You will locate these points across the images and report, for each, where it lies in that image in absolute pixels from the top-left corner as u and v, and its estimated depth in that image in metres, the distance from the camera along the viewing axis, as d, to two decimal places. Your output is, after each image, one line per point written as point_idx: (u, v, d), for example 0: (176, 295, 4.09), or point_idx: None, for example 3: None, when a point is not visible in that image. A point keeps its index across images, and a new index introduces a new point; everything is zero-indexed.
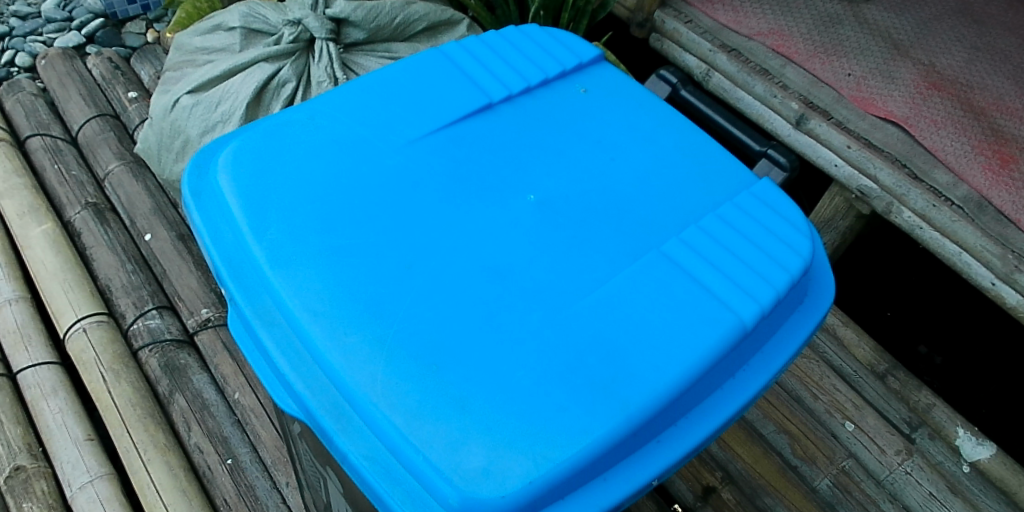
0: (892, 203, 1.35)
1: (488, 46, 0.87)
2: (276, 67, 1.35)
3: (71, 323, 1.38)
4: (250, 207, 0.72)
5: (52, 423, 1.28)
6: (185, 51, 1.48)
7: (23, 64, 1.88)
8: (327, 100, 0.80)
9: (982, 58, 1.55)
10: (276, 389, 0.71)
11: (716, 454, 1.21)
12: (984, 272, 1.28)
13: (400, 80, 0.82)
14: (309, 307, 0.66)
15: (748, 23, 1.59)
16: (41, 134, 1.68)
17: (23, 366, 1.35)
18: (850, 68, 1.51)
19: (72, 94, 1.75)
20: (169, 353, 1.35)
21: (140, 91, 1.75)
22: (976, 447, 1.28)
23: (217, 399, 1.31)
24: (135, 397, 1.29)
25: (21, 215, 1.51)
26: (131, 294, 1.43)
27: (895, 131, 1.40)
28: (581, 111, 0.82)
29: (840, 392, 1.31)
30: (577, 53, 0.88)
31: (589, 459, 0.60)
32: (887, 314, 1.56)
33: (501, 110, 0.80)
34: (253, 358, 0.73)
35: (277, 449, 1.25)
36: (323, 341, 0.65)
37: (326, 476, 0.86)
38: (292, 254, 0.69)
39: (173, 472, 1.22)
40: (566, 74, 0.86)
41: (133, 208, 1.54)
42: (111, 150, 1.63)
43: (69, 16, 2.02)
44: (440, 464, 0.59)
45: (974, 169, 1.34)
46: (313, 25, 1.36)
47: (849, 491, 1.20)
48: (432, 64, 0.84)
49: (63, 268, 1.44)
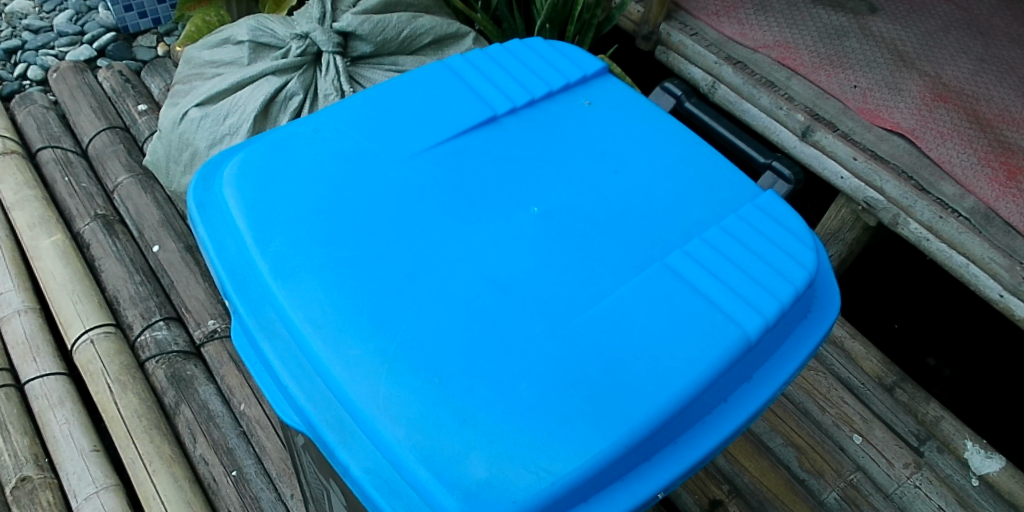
0: (898, 214, 1.35)
1: (492, 60, 0.88)
2: (284, 80, 1.36)
3: (79, 334, 1.38)
4: (255, 220, 0.72)
5: (59, 434, 1.29)
6: (194, 64, 1.50)
7: (35, 77, 1.91)
8: (332, 112, 0.80)
9: (988, 70, 1.55)
10: (278, 401, 0.71)
11: (723, 467, 1.20)
12: (992, 284, 1.27)
13: (404, 94, 0.83)
14: (312, 319, 0.66)
15: (753, 35, 1.60)
16: (52, 146, 1.69)
17: (31, 376, 1.36)
18: (855, 80, 1.51)
19: (83, 107, 1.77)
20: (176, 364, 1.36)
21: (150, 104, 1.77)
22: (985, 460, 1.26)
23: (223, 411, 1.31)
24: (142, 408, 1.30)
25: (32, 226, 1.53)
26: (138, 305, 1.43)
27: (901, 143, 1.40)
28: (585, 123, 0.82)
29: (848, 405, 1.30)
30: (581, 66, 0.89)
31: (591, 472, 0.60)
32: (895, 326, 1.56)
33: (505, 123, 0.80)
34: (255, 370, 0.73)
35: (282, 460, 1.25)
36: (325, 354, 0.65)
37: (330, 489, 0.86)
38: (295, 266, 0.69)
39: (178, 483, 1.22)
40: (570, 87, 0.87)
41: (142, 220, 1.55)
42: (120, 162, 1.65)
43: (81, 29, 2.04)
44: (441, 478, 0.59)
45: (980, 181, 1.33)
46: (321, 38, 1.37)
47: (857, 505, 1.19)
48: (437, 77, 0.85)
49: (71, 279, 1.45)
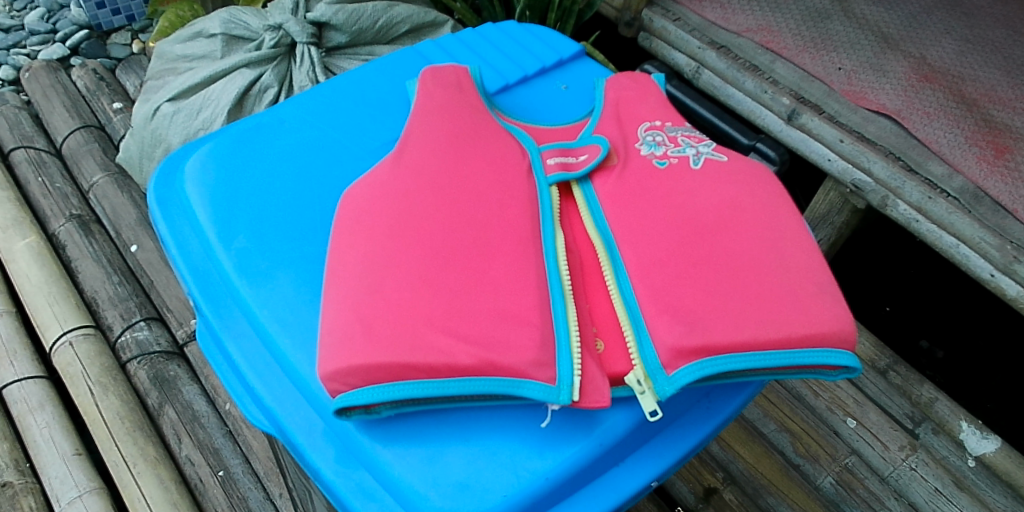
0: (887, 196, 1.32)
1: (464, 46, 0.92)
2: (257, 73, 1.33)
3: (57, 337, 1.35)
4: (218, 217, 0.72)
5: (39, 438, 1.26)
6: (166, 59, 1.46)
7: (6, 76, 1.86)
8: (296, 105, 0.81)
9: (973, 50, 1.53)
10: (246, 403, 0.70)
11: (716, 454, 1.19)
12: (983, 264, 1.25)
13: (365, 88, 0.83)
14: (278, 318, 0.66)
15: (737, 19, 1.58)
16: (25, 147, 1.65)
17: (9, 380, 1.32)
18: (840, 63, 1.50)
19: (57, 106, 1.72)
20: (157, 364, 1.32)
21: (125, 102, 1.73)
22: (981, 441, 1.24)
23: (208, 410, 1.28)
24: (124, 409, 1.26)
25: (6, 229, 1.49)
26: (118, 306, 1.40)
27: (888, 123, 1.38)
28: (563, 105, 0.87)
29: (841, 389, 1.28)
30: (540, 58, 0.91)
31: (569, 472, 0.61)
32: (886, 309, 1.54)
33: (494, 99, 0.84)
34: (222, 371, 0.72)
35: (270, 459, 1.22)
36: (293, 353, 0.65)
37: (315, 486, 0.84)
38: (261, 265, 0.69)
39: (163, 485, 1.19)
40: (529, 79, 0.88)
41: (119, 219, 1.51)
42: (95, 161, 1.61)
43: (53, 28, 1.99)
44: (417, 482, 0.60)
45: (968, 160, 1.32)
46: (294, 29, 1.34)
47: (853, 488, 1.18)
48: (400, 71, 0.86)
49: (48, 281, 1.41)
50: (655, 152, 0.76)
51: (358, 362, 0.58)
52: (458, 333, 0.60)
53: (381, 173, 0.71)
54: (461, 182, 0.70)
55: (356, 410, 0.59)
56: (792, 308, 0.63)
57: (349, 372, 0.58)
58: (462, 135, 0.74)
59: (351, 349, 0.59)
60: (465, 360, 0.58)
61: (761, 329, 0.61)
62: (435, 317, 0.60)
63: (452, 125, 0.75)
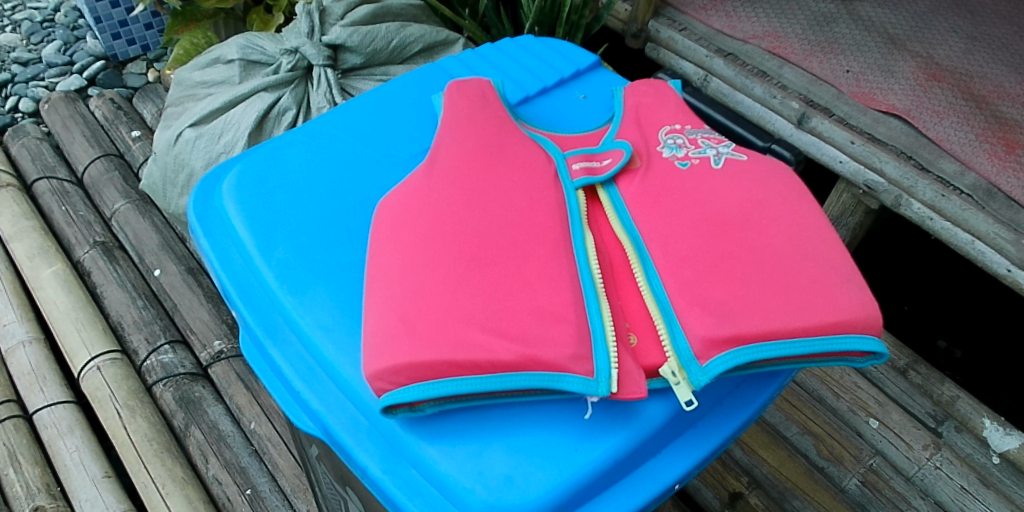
0: (901, 196, 1.32)
1: (483, 59, 0.94)
2: (276, 96, 1.36)
3: (84, 362, 1.37)
4: (258, 231, 0.74)
5: (69, 462, 1.27)
6: (185, 86, 1.48)
7: (27, 109, 1.90)
8: (325, 121, 0.83)
9: (980, 47, 1.54)
10: (292, 409, 0.71)
11: (740, 459, 1.20)
12: (999, 259, 1.24)
13: (389, 102, 0.86)
14: (321, 324, 0.68)
15: (743, 27, 1.59)
16: (48, 177, 1.68)
17: (38, 406, 1.35)
18: (848, 65, 1.51)
19: (77, 136, 1.76)
20: (183, 386, 1.35)
21: (143, 130, 1.76)
22: (1004, 438, 1.23)
23: (233, 430, 1.30)
24: (151, 432, 1.28)
25: (32, 258, 1.52)
26: (142, 330, 1.42)
27: (898, 124, 1.39)
28: (583, 114, 0.88)
29: (863, 390, 1.28)
30: (557, 69, 0.93)
31: (611, 462, 0.62)
32: (904, 308, 1.55)
33: (517, 110, 0.86)
34: (267, 380, 0.74)
35: (297, 476, 1.24)
36: (338, 358, 0.67)
37: (346, 498, 0.85)
38: (301, 275, 0.71)
39: (191, 505, 1.20)
40: (547, 89, 0.90)
41: (141, 244, 1.55)
42: (117, 189, 1.64)
43: (70, 60, 2.03)
44: (463, 475, 0.61)
45: (979, 157, 1.33)
46: (310, 52, 1.37)
47: (879, 490, 1.18)
48: (421, 84, 0.89)
49: (74, 307, 1.44)
50: (676, 154, 0.77)
51: (403, 361, 0.59)
52: (498, 330, 0.61)
53: (414, 183, 0.73)
54: (489, 192, 0.71)
55: (400, 408, 0.60)
56: (820, 299, 0.64)
57: (395, 371, 0.60)
58: (488, 143, 0.76)
59: (393, 349, 0.60)
60: (506, 356, 0.59)
61: (789, 320, 0.62)
62: (470, 317, 0.62)
63: (477, 135, 0.77)
